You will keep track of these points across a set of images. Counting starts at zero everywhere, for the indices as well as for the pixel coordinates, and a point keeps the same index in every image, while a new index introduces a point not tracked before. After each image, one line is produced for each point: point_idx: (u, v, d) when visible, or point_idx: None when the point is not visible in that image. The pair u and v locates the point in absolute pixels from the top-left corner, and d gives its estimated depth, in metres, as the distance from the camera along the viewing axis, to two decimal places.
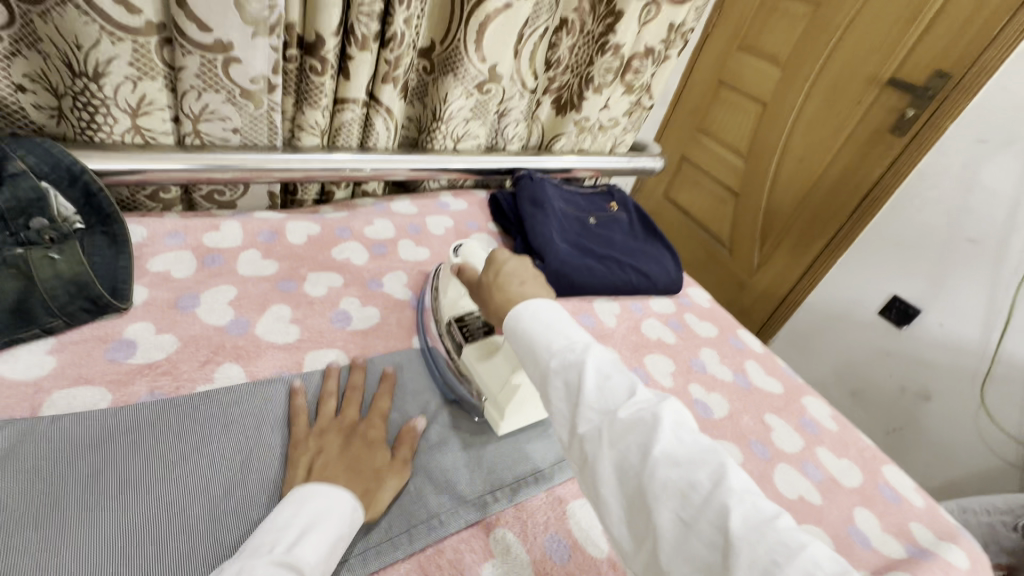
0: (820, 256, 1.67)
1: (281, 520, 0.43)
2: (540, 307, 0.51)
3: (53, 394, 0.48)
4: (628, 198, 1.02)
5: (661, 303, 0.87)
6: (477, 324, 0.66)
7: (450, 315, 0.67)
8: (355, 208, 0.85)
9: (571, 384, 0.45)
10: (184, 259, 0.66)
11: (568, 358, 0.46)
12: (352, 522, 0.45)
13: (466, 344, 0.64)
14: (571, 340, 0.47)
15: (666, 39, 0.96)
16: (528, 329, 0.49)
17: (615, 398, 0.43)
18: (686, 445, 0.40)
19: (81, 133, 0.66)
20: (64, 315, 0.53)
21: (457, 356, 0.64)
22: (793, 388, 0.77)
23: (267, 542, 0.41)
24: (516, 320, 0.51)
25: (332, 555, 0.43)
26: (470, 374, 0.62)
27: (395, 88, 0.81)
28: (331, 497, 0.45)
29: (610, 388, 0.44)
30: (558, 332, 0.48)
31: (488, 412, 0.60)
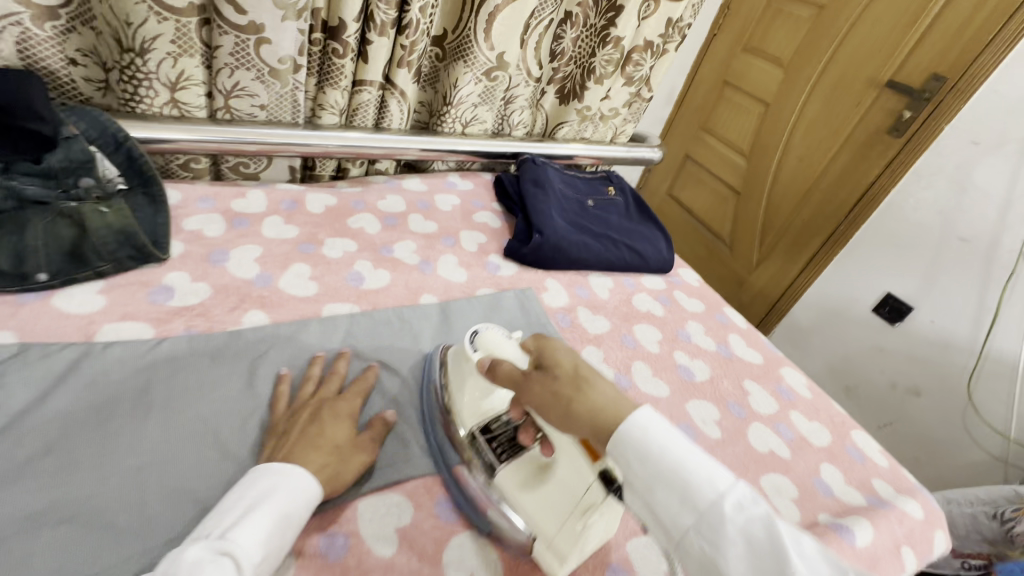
0: (819, 253, 1.72)
1: (225, 506, 0.42)
2: (669, 428, 0.39)
3: (104, 325, 0.55)
4: (626, 183, 1.07)
5: (653, 280, 0.93)
6: (504, 432, 0.55)
7: (470, 423, 0.56)
8: (369, 184, 0.92)
9: (756, 543, 0.34)
10: (215, 220, 0.73)
11: (744, 504, 0.36)
12: (303, 500, 0.44)
13: (500, 464, 0.53)
14: (732, 478, 0.37)
15: (665, 33, 1.02)
16: (672, 461, 0.37)
17: (829, 575, 0.33)
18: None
19: (124, 104, 0.73)
20: (112, 260, 0.60)
21: (491, 482, 0.53)
22: (772, 359, 0.83)
23: (206, 529, 0.40)
24: (647, 445, 0.38)
25: (276, 533, 0.41)
26: (514, 507, 0.51)
27: (409, 72, 0.87)
28: (277, 476, 0.44)
29: (811, 556, 0.34)
30: (707, 463, 0.37)
31: (542, 558, 0.49)
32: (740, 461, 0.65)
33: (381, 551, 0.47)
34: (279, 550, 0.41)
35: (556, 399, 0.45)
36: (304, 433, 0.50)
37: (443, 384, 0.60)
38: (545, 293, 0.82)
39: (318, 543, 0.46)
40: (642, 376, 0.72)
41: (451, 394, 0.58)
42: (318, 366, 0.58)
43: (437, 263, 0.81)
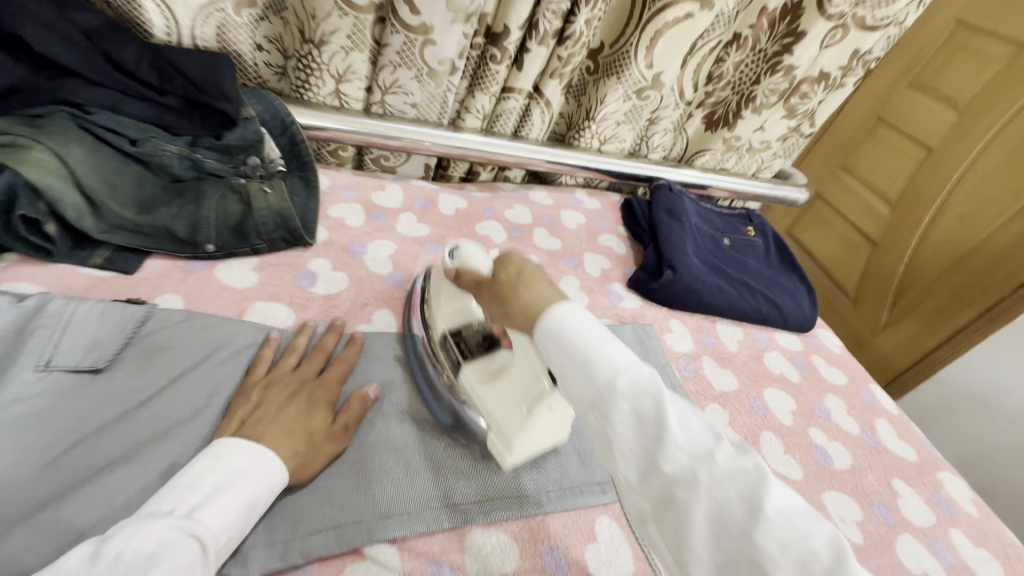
0: (959, 332, 1.45)
1: (189, 478, 0.40)
2: (586, 315, 0.40)
3: (255, 303, 0.58)
4: (767, 224, 0.97)
5: (788, 338, 0.83)
6: (475, 336, 0.59)
7: (444, 325, 0.60)
8: (497, 191, 0.91)
9: (644, 415, 0.36)
10: (356, 210, 0.75)
11: (638, 383, 0.37)
12: (270, 487, 0.42)
13: (465, 362, 0.57)
14: (635, 360, 0.38)
15: (846, 66, 0.91)
16: (581, 345, 0.38)
17: (702, 439, 0.35)
18: (796, 503, 0.33)
19: (295, 90, 0.78)
20: (267, 240, 0.63)
21: (455, 376, 0.57)
22: (929, 458, 0.70)
23: (166, 505, 0.38)
24: (561, 331, 0.40)
25: (238, 522, 0.40)
26: (474, 397, 0.55)
27: (559, 83, 0.85)
28: (251, 456, 0.43)
29: (694, 428, 0.36)
30: (614, 347, 0.38)
31: (492, 445, 0.53)
32: None
33: None
34: (239, 536, 0.40)
35: (500, 301, 0.48)
36: (281, 409, 0.48)
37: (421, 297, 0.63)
38: (668, 335, 0.76)
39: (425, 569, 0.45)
40: (770, 450, 0.64)
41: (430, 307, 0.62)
42: (304, 336, 0.56)
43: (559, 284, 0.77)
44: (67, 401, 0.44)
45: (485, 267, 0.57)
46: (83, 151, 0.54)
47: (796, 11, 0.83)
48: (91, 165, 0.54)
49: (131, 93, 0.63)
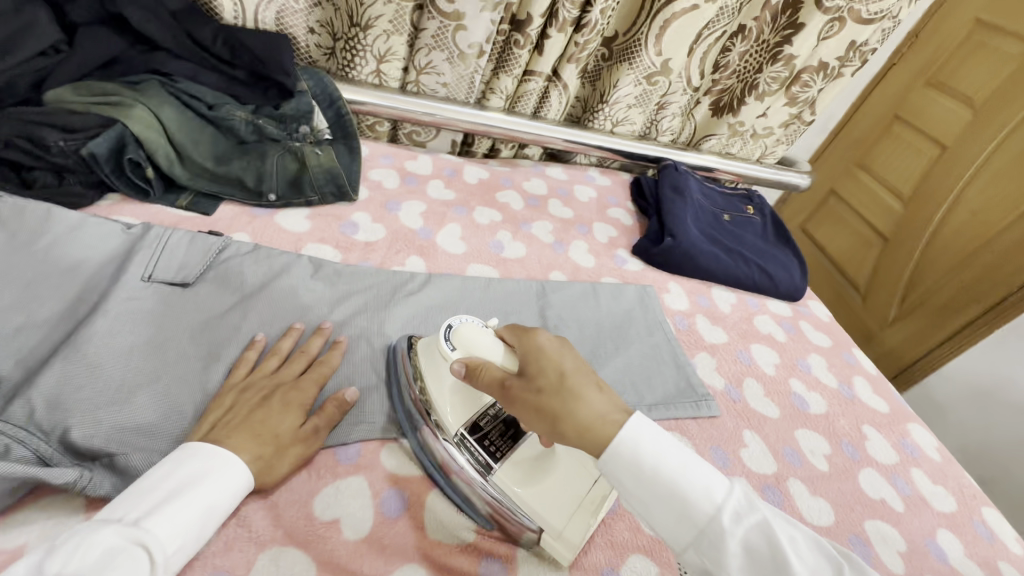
0: (968, 325, 1.47)
1: (146, 484, 0.39)
2: (664, 440, 0.40)
3: (308, 244, 0.68)
4: (766, 204, 1.05)
5: (778, 305, 0.91)
6: (495, 427, 0.51)
7: (456, 421, 0.50)
8: (517, 165, 1.00)
9: (755, 550, 0.37)
10: (392, 175, 0.85)
11: (740, 513, 0.38)
12: (231, 493, 0.42)
13: (497, 464, 0.49)
14: (723, 485, 0.39)
15: (844, 56, 0.97)
16: (675, 484, 0.39)
17: (814, 563, 0.37)
18: None
19: (341, 69, 0.88)
20: (318, 194, 0.73)
21: (489, 480, 0.48)
22: (900, 412, 0.78)
23: (117, 510, 0.37)
24: (643, 467, 0.39)
25: (192, 529, 0.39)
26: (519, 507, 0.47)
27: (576, 67, 0.94)
28: (212, 462, 0.42)
29: (803, 549, 0.38)
30: (702, 476, 0.39)
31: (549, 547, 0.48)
32: (845, 500, 0.63)
33: None
34: (190, 545, 0.39)
35: (544, 413, 0.43)
36: (253, 411, 0.47)
37: (410, 379, 0.54)
38: (666, 294, 0.84)
39: None
40: (752, 393, 0.72)
41: (428, 396, 0.52)
42: (290, 340, 0.56)
43: (569, 246, 0.86)
44: (167, 304, 0.54)
45: (499, 353, 0.48)
46: (173, 111, 0.65)
47: (797, 5, 0.92)
48: (178, 123, 0.65)
49: (207, 66, 0.74)
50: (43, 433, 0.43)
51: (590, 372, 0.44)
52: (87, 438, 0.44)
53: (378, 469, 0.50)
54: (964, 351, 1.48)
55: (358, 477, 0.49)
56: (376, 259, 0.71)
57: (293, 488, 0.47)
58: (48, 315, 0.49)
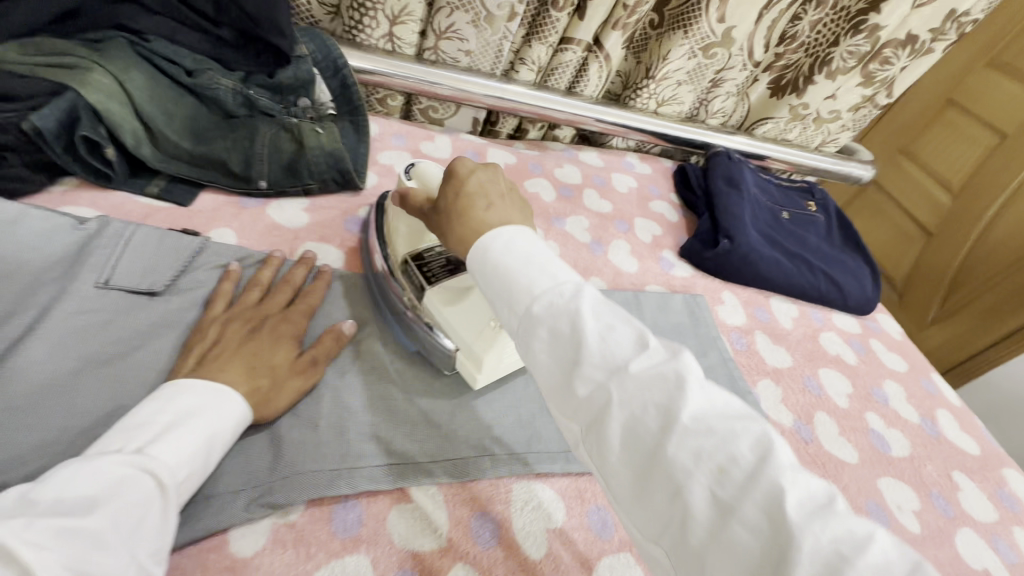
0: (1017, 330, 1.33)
1: (140, 418, 0.37)
2: (520, 236, 0.36)
3: (306, 244, 0.58)
4: (830, 199, 0.92)
5: (845, 320, 0.79)
6: (438, 262, 0.51)
7: (405, 251, 0.52)
8: (546, 149, 0.88)
9: (561, 334, 0.32)
10: (405, 158, 0.73)
11: (559, 304, 0.32)
12: (234, 423, 0.39)
13: (429, 285, 0.49)
14: (559, 277, 0.34)
15: (937, 28, 0.83)
16: (503, 270, 0.35)
17: (623, 351, 0.31)
18: (725, 404, 0.29)
19: (348, 31, 0.76)
20: (319, 180, 0.62)
21: (418, 303, 0.50)
22: (993, 454, 0.66)
23: (113, 444, 0.34)
24: (485, 260, 0.36)
25: (201, 457, 0.37)
26: (437, 322, 0.49)
27: (622, 35, 0.80)
28: (209, 393, 0.39)
29: (615, 338, 0.31)
30: (541, 267, 0.34)
31: (460, 365, 0.48)
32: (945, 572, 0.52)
33: (530, 552, 0.42)
34: (201, 473, 0.37)
35: (443, 231, 0.42)
36: (242, 344, 0.44)
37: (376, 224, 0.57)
38: (719, 307, 0.72)
39: (468, 522, 0.42)
40: (825, 431, 0.61)
41: (387, 234, 0.54)
42: (271, 269, 0.51)
43: (609, 246, 0.74)
44: (129, 319, 0.44)
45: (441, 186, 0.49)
46: (141, 76, 0.53)
47: None
48: (147, 92, 0.54)
49: (187, 23, 0.61)
50: None
51: (492, 192, 0.41)
52: None
53: (383, 543, 0.40)
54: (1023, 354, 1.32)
55: (359, 555, 0.39)
56: None
57: (276, 572, 0.37)
58: None
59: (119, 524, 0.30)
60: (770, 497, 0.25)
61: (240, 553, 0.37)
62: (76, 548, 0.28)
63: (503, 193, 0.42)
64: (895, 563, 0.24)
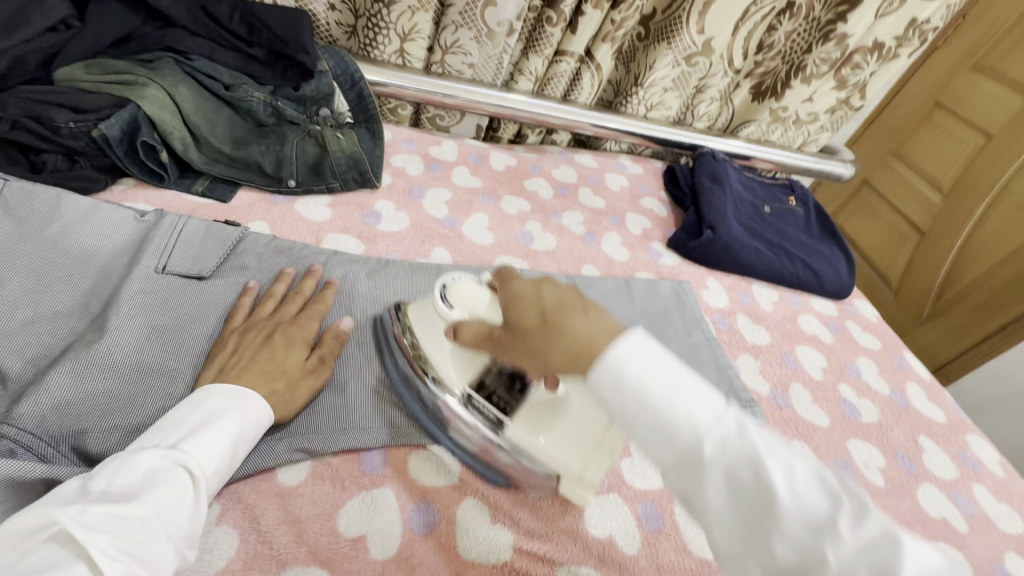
0: (1011, 323, 1.35)
1: (176, 417, 0.40)
2: (654, 355, 0.34)
3: (329, 235, 0.65)
4: (810, 194, 0.98)
5: (823, 304, 0.85)
6: (500, 383, 0.50)
7: (462, 381, 0.50)
8: (544, 152, 0.95)
9: (740, 479, 0.31)
10: (416, 161, 0.81)
11: (728, 443, 0.32)
12: (257, 423, 0.43)
13: (510, 419, 0.48)
14: (716, 410, 0.33)
15: (901, 36, 0.91)
16: (652, 405, 0.33)
17: (816, 501, 0.30)
18: (926, 556, 0.29)
19: (363, 48, 0.84)
20: (340, 180, 0.69)
21: (502, 438, 0.48)
22: (958, 422, 0.72)
23: (153, 439, 0.38)
24: (625, 389, 0.34)
25: (227, 455, 0.40)
26: (535, 460, 0.47)
27: (611, 47, 0.88)
28: (238, 396, 0.43)
29: (801, 484, 0.31)
30: (690, 394, 0.33)
31: (570, 494, 0.48)
32: (905, 519, 0.58)
33: (531, 491, 0.49)
34: (228, 468, 0.41)
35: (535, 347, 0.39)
36: (258, 351, 0.48)
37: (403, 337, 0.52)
38: (704, 291, 0.79)
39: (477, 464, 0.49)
40: (799, 399, 0.68)
41: (420, 348, 0.51)
42: (282, 284, 0.55)
43: (601, 238, 0.81)
44: (186, 295, 0.51)
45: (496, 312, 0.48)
46: (189, 91, 0.62)
47: None
48: (194, 103, 0.62)
49: (224, 44, 0.69)
50: (51, 439, 0.40)
51: (578, 301, 0.39)
52: (102, 444, 0.41)
53: (404, 480, 0.47)
54: (1007, 350, 1.36)
55: (384, 487, 0.46)
56: (398, 251, 0.67)
57: (316, 499, 0.44)
58: (56, 308, 0.46)
59: (158, 511, 0.34)
60: None
61: (286, 483, 0.45)
62: (122, 530, 0.32)
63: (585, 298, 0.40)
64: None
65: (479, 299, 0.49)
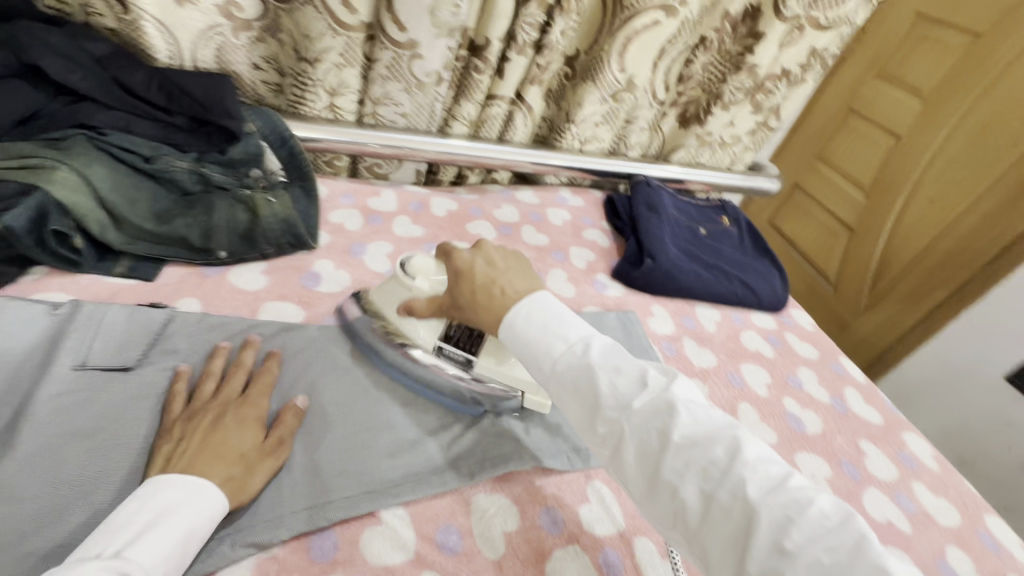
0: (939, 309, 1.39)
1: (120, 520, 0.39)
2: (538, 306, 0.48)
3: (266, 303, 0.63)
4: (741, 213, 1.03)
5: (762, 318, 0.89)
6: (462, 331, 0.58)
7: (428, 337, 0.58)
8: (485, 192, 0.96)
9: (582, 385, 0.44)
10: (354, 215, 0.80)
11: (573, 357, 0.45)
12: (210, 515, 0.42)
13: (474, 357, 0.57)
14: (570, 339, 0.46)
15: (805, 63, 0.98)
16: (530, 338, 0.47)
17: (628, 391, 0.42)
18: (715, 418, 0.41)
19: (291, 106, 0.83)
20: (274, 245, 0.68)
21: (472, 372, 0.57)
22: (894, 422, 0.77)
23: (94, 549, 0.37)
24: (514, 331, 0.48)
25: (177, 554, 0.39)
26: (495, 379, 0.57)
27: (540, 89, 0.91)
28: (187, 487, 0.42)
29: (622, 383, 0.43)
30: (555, 332, 0.46)
31: (529, 403, 0.58)
32: None
33: (489, 553, 0.48)
34: (178, 568, 0.39)
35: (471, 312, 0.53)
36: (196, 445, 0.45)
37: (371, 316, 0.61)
38: (650, 319, 0.81)
39: (433, 535, 0.48)
40: (747, 419, 0.70)
41: (385, 319, 0.60)
42: (217, 362, 0.52)
43: (547, 276, 0.83)
44: (109, 391, 0.49)
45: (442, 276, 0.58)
46: (103, 168, 0.59)
47: (756, 15, 0.91)
48: (111, 181, 0.59)
49: (140, 112, 0.66)
50: None
51: (508, 266, 0.54)
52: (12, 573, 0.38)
53: (358, 561, 0.45)
54: (938, 335, 1.39)
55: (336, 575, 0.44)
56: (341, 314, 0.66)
57: None
58: None
59: None
60: (739, 485, 0.37)
61: None
62: None
63: (509, 265, 0.54)
64: (830, 517, 0.36)
65: (434, 268, 0.59)
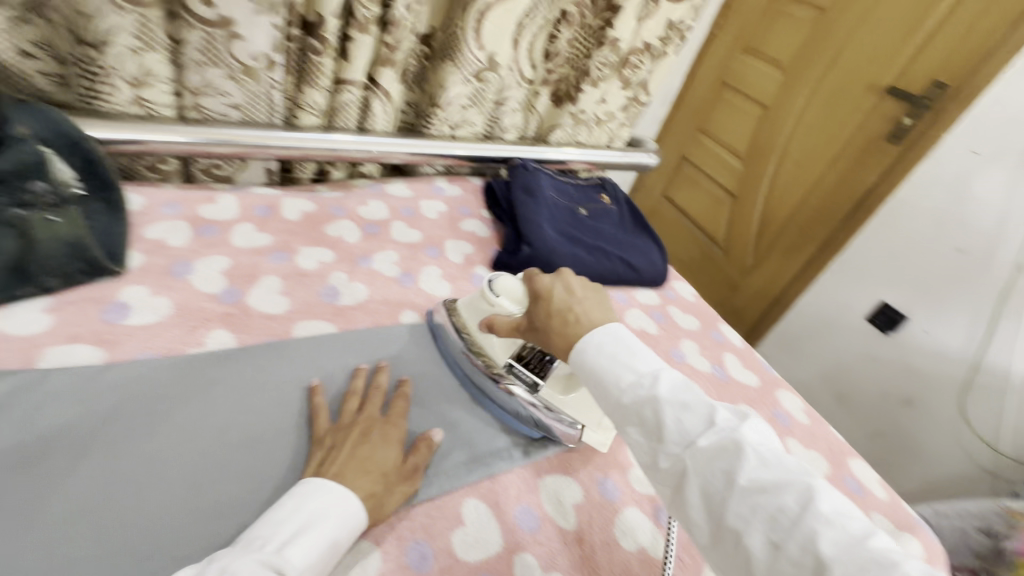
0: (810, 262, 1.50)
1: (279, 516, 0.43)
2: (612, 335, 0.47)
3: (47, 350, 0.51)
4: (620, 190, 1.03)
5: (646, 294, 0.89)
6: (534, 354, 0.62)
7: (504, 355, 0.62)
8: (351, 188, 0.87)
9: (646, 419, 0.42)
10: (180, 228, 0.68)
11: (643, 389, 0.43)
12: (350, 527, 0.44)
13: (541, 381, 0.60)
14: (639, 369, 0.44)
15: (663, 36, 0.99)
16: (601, 366, 0.45)
17: (694, 428, 0.40)
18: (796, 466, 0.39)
19: (84, 100, 0.68)
20: (60, 275, 0.56)
21: (537, 395, 0.60)
22: (769, 382, 0.80)
23: (258, 538, 0.41)
24: (587, 361, 0.46)
25: (324, 559, 0.42)
26: (556, 409, 0.60)
27: (394, 72, 0.82)
28: (342, 496, 0.45)
29: (689, 420, 0.41)
30: (633, 360, 0.45)
31: (589, 437, 0.61)
32: None
33: None
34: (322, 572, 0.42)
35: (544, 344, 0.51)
36: None
37: (460, 332, 0.64)
38: None
39: None
40: None
41: (473, 335, 0.63)
42: None
43: (419, 275, 0.76)
44: None
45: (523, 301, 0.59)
46: None
47: None
48: None
49: None
50: None
51: (589, 296, 0.52)
52: None
53: None
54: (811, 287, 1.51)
55: None
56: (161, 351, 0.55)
57: None
58: None
59: None
60: (810, 538, 0.35)
61: None
62: None
63: (588, 291, 0.52)
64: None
65: (518, 293, 0.60)
